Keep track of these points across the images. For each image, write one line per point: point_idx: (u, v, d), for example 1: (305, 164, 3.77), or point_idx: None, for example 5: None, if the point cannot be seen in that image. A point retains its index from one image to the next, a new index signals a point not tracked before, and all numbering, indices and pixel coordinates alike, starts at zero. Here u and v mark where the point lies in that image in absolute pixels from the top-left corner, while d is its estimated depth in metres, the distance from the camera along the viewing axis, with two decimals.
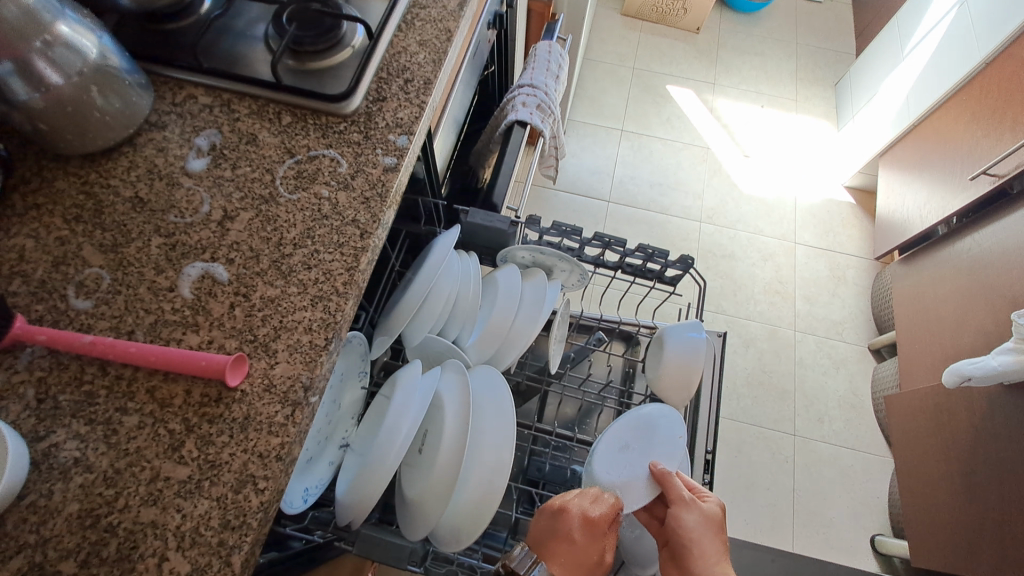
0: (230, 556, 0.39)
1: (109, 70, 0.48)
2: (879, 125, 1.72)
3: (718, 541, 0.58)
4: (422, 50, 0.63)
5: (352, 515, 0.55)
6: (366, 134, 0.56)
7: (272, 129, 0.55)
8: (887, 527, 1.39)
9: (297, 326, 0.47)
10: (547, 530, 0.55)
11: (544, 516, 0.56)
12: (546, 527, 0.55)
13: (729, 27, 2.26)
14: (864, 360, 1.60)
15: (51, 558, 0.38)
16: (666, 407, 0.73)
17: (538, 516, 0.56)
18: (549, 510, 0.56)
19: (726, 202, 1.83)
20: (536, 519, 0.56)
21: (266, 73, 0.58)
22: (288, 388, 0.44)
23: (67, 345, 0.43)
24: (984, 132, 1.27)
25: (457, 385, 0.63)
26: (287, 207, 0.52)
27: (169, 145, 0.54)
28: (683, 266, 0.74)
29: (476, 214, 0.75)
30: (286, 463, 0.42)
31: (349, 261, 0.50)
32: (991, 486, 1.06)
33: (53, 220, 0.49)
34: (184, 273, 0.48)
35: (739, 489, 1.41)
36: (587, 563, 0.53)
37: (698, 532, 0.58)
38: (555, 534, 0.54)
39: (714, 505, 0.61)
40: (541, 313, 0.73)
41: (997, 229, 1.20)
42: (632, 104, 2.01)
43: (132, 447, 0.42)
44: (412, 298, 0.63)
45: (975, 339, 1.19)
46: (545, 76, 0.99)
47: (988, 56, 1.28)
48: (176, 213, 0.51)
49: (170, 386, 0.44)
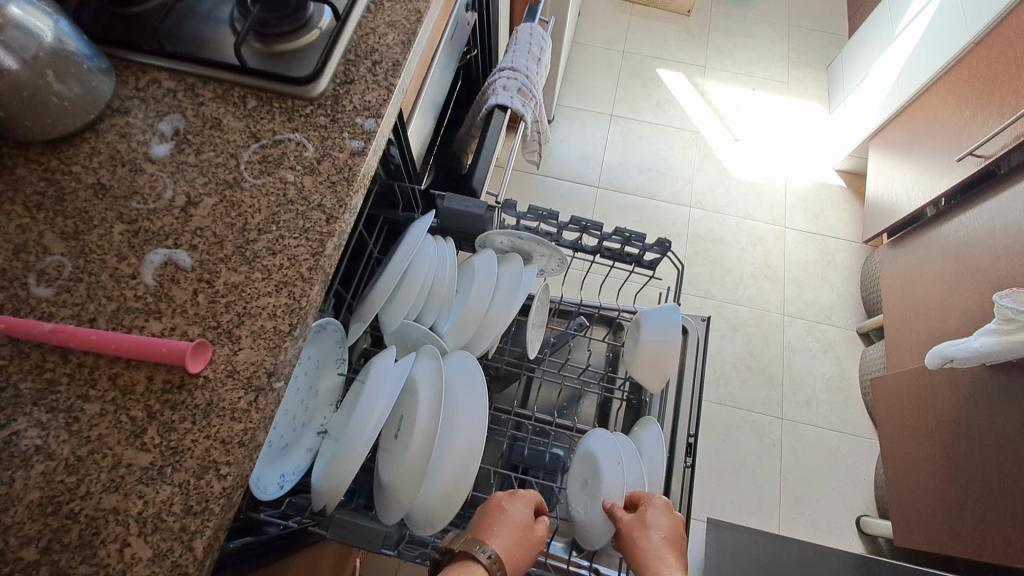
0: (192, 541, 0.39)
1: (66, 55, 0.47)
2: (869, 108, 1.70)
3: (669, 545, 0.57)
4: (392, 31, 0.62)
5: (325, 500, 0.56)
6: (333, 117, 0.55)
7: (236, 113, 0.55)
8: (874, 507, 1.40)
9: (261, 312, 0.46)
10: (483, 521, 0.56)
11: (480, 512, 0.58)
12: (483, 518, 0.57)
13: (721, 8, 2.23)
14: (852, 343, 1.61)
15: (13, 545, 0.38)
16: (607, 431, 0.70)
17: (476, 515, 0.58)
18: (486, 506, 0.58)
19: (717, 187, 1.82)
20: (473, 519, 0.58)
21: (231, 56, 0.57)
22: (252, 373, 0.44)
23: (27, 333, 0.43)
24: (972, 113, 1.26)
25: (431, 369, 0.62)
26: (252, 192, 0.51)
27: (132, 131, 0.53)
28: (660, 249, 0.73)
29: (452, 199, 0.74)
30: (250, 449, 0.42)
31: (315, 246, 0.49)
32: (972, 466, 1.07)
33: (13, 207, 0.48)
34: (147, 260, 0.48)
35: (726, 472, 1.42)
36: (527, 546, 0.55)
37: (646, 544, 0.57)
38: (493, 521, 0.56)
39: (666, 508, 0.61)
40: (517, 297, 0.73)
41: (984, 210, 1.20)
42: (622, 88, 1.99)
43: (93, 434, 0.41)
44: (386, 283, 0.63)
45: (960, 320, 1.19)
46: (526, 59, 0.97)
47: (976, 36, 1.27)
48: (139, 199, 0.50)
49: (132, 373, 0.44)
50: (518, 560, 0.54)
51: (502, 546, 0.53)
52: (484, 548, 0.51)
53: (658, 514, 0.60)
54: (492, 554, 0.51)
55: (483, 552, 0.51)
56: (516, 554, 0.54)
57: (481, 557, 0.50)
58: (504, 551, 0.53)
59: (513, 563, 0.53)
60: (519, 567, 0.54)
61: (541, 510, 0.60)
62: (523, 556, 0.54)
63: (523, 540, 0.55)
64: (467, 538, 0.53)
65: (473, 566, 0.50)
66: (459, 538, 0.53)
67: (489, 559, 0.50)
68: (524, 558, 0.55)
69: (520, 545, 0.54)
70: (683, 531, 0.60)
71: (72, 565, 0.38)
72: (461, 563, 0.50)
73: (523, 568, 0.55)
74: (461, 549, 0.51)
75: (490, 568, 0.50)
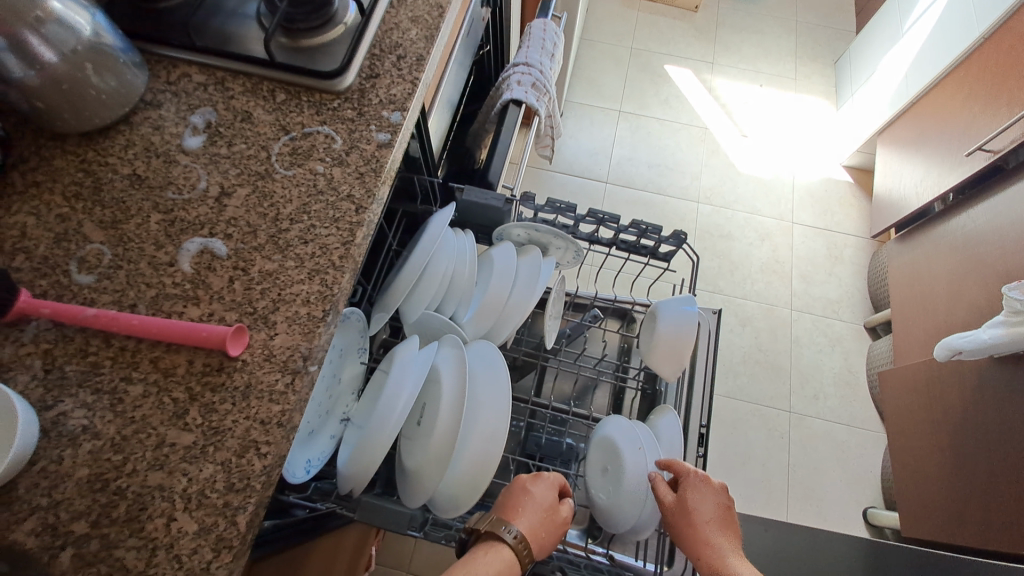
0: (235, 516, 0.41)
1: (103, 48, 0.48)
2: (877, 104, 1.71)
3: (717, 522, 0.60)
4: (414, 26, 0.63)
5: (352, 484, 0.57)
6: (360, 111, 0.57)
7: (266, 106, 0.56)
8: (880, 499, 1.42)
9: (295, 298, 0.48)
10: (508, 502, 0.58)
11: (503, 493, 0.59)
12: (507, 499, 0.58)
13: (728, 4, 2.23)
14: (860, 337, 1.62)
15: (64, 520, 0.40)
16: (623, 417, 0.73)
17: (500, 496, 0.60)
18: (509, 487, 0.60)
19: (724, 182, 1.83)
20: (497, 500, 0.59)
21: (260, 51, 0.58)
22: (288, 357, 0.46)
23: (71, 318, 0.44)
24: (981, 108, 1.27)
25: (453, 358, 0.64)
26: (283, 182, 0.53)
27: (164, 123, 0.54)
28: (676, 241, 0.74)
29: (471, 192, 0.76)
30: (287, 430, 0.44)
31: (345, 236, 0.51)
32: (978, 457, 1.09)
33: (53, 197, 0.50)
34: (184, 248, 0.49)
35: (735, 465, 1.43)
36: (551, 527, 0.56)
37: (696, 527, 0.60)
38: (518, 502, 0.57)
39: (708, 487, 0.63)
40: (535, 289, 0.74)
41: (991, 205, 1.21)
42: (630, 84, 2.00)
43: (137, 415, 0.43)
44: (408, 274, 0.64)
45: (968, 314, 1.20)
46: (540, 55, 0.98)
47: (984, 32, 1.27)
48: (174, 189, 0.52)
49: (173, 356, 0.45)
50: (542, 539, 0.55)
51: (527, 526, 0.55)
52: (509, 529, 0.53)
53: (701, 494, 0.62)
54: (517, 534, 0.53)
55: (508, 532, 0.52)
56: (541, 534, 0.55)
57: (506, 538, 0.52)
58: (529, 531, 0.55)
59: (538, 544, 0.55)
60: (543, 546, 0.56)
61: (565, 492, 0.62)
62: (548, 535, 0.56)
63: (547, 520, 0.56)
64: (493, 518, 0.54)
65: (499, 546, 0.52)
66: (485, 518, 0.55)
67: (514, 539, 0.52)
68: (548, 538, 0.56)
69: (544, 526, 0.56)
70: (726, 504, 0.63)
71: (122, 539, 0.40)
72: (488, 543, 0.52)
73: (547, 547, 0.56)
74: (486, 529, 0.53)
75: (515, 549, 0.52)
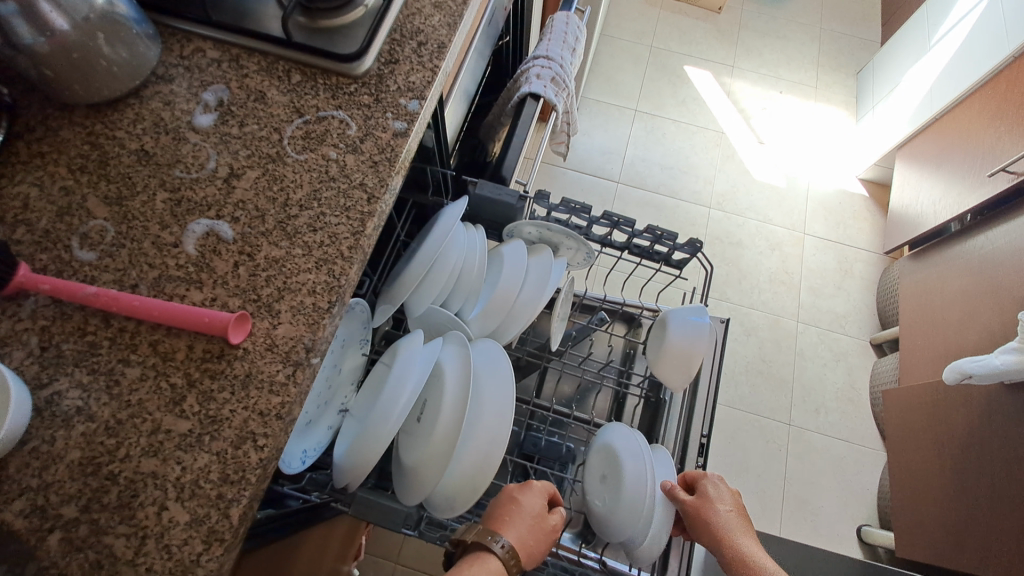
0: (228, 509, 0.40)
1: (116, 19, 0.46)
2: (898, 118, 1.68)
3: (736, 515, 0.62)
4: (437, 12, 0.62)
5: (348, 478, 0.56)
6: (377, 97, 0.55)
7: (281, 87, 0.54)
8: (875, 518, 1.41)
9: (300, 288, 0.46)
10: (497, 512, 0.56)
11: (492, 503, 0.58)
12: (494, 510, 0.57)
13: (752, 8, 2.20)
14: (864, 354, 1.60)
15: (53, 502, 0.39)
16: (629, 427, 0.72)
17: (488, 508, 0.58)
18: (497, 498, 0.59)
19: (738, 189, 1.81)
20: (485, 511, 0.58)
21: (277, 30, 0.56)
22: (290, 348, 0.44)
23: (70, 295, 0.43)
24: (1006, 128, 1.23)
25: (458, 355, 0.63)
26: (294, 166, 0.51)
27: (176, 99, 0.53)
28: (690, 249, 0.72)
29: (485, 186, 0.75)
30: (286, 422, 0.43)
31: (356, 226, 0.49)
32: (985, 484, 1.07)
33: (57, 169, 0.49)
34: (189, 230, 0.48)
35: (732, 473, 1.42)
36: (541, 537, 0.55)
37: (719, 518, 0.61)
38: (506, 512, 0.56)
39: (721, 484, 0.65)
40: (545, 291, 0.73)
41: (1011, 228, 1.18)
42: (648, 83, 1.97)
43: (134, 399, 0.42)
44: (417, 268, 0.63)
45: (980, 338, 1.18)
46: (561, 49, 0.96)
47: (1016, 48, 1.24)
48: (182, 168, 0.50)
49: (173, 340, 0.44)
50: (532, 549, 0.54)
51: (516, 537, 0.54)
52: (497, 539, 0.51)
53: (719, 488, 0.64)
54: (506, 545, 0.51)
55: (497, 543, 0.51)
56: (529, 543, 0.54)
57: (494, 548, 0.50)
58: (518, 541, 0.54)
59: (527, 553, 0.54)
60: (532, 556, 0.54)
61: (554, 501, 0.61)
62: (537, 545, 0.55)
63: (537, 532, 0.55)
64: (480, 529, 0.53)
65: (486, 558, 0.50)
66: (471, 529, 0.53)
67: (503, 549, 0.51)
68: (538, 548, 0.55)
69: (534, 538, 0.55)
70: (738, 497, 0.65)
71: (112, 525, 0.38)
72: (475, 554, 0.50)
73: (537, 558, 0.55)
74: (474, 539, 0.51)
75: (503, 560, 0.50)
